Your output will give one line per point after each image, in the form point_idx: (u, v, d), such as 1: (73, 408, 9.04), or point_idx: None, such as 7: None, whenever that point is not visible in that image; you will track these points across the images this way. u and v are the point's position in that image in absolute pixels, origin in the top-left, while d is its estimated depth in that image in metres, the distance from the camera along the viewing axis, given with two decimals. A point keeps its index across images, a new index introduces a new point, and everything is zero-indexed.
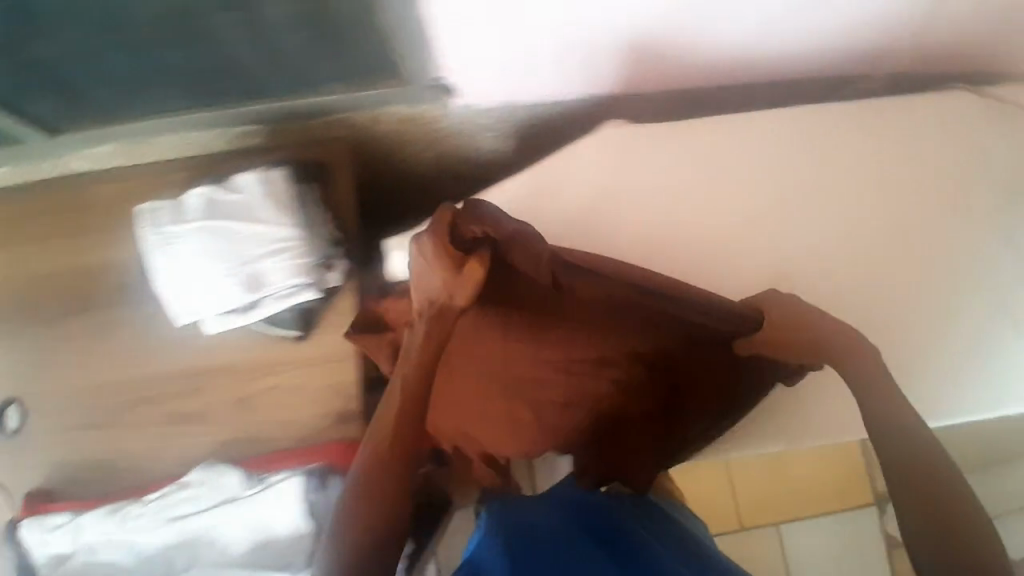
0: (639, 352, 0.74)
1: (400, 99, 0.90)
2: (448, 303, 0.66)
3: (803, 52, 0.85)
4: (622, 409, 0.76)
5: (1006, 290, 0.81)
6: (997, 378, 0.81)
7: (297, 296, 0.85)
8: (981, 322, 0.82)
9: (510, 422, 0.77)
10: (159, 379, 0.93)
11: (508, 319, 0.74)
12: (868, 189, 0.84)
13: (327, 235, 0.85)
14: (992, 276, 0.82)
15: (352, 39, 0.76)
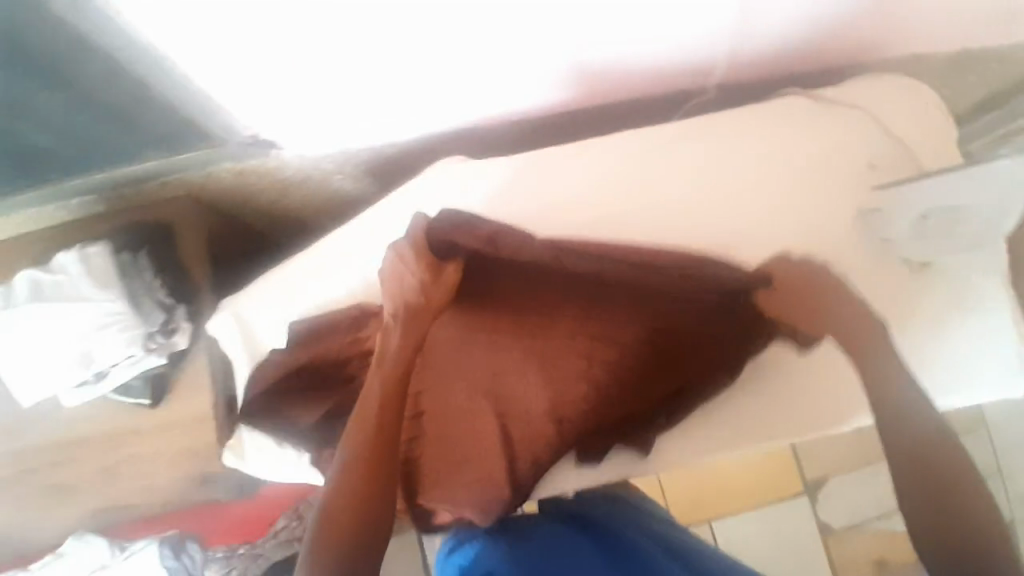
0: (630, 319, 0.79)
1: (221, 162, 0.86)
2: (424, 304, 0.73)
3: (677, 68, 0.86)
4: (604, 385, 0.82)
5: (992, 289, 0.81)
6: (998, 358, 0.82)
7: (141, 362, 0.87)
8: (954, 310, 0.81)
9: (509, 401, 0.82)
10: (39, 453, 0.92)
11: (489, 313, 0.79)
12: (786, 188, 0.80)
13: (155, 302, 0.89)
14: (982, 274, 0.80)
15: (163, 106, 0.74)
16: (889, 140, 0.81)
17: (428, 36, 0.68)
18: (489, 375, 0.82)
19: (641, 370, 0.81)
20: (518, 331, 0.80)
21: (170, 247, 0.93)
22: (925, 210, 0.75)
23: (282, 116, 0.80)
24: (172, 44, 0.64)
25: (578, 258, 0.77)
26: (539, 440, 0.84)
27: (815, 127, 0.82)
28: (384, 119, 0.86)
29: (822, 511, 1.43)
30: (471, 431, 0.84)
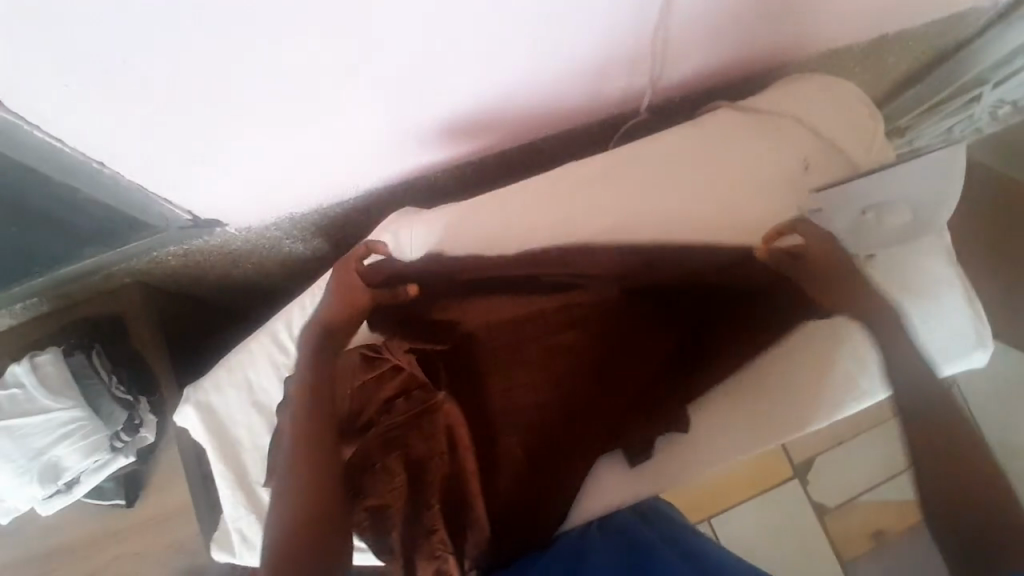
0: (640, 308, 0.80)
1: (167, 247, 0.84)
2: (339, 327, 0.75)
3: (614, 93, 0.88)
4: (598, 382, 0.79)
5: (932, 267, 0.85)
6: (958, 327, 0.85)
7: (111, 463, 0.84)
8: (907, 291, 0.84)
9: (510, 414, 0.78)
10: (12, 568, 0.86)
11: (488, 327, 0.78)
12: (730, 197, 0.84)
13: (115, 400, 0.84)
14: (919, 254, 0.85)
15: (120, 204, 0.73)
16: (817, 142, 0.85)
17: (364, 100, 0.70)
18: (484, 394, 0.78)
19: (640, 350, 0.80)
20: (503, 324, 0.79)
21: (123, 339, 0.89)
22: (864, 206, 0.79)
23: (225, 199, 0.79)
24: (103, 146, 0.63)
25: (553, 256, 0.80)
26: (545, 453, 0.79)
27: (747, 138, 0.85)
28: (331, 185, 0.86)
29: (815, 491, 1.45)
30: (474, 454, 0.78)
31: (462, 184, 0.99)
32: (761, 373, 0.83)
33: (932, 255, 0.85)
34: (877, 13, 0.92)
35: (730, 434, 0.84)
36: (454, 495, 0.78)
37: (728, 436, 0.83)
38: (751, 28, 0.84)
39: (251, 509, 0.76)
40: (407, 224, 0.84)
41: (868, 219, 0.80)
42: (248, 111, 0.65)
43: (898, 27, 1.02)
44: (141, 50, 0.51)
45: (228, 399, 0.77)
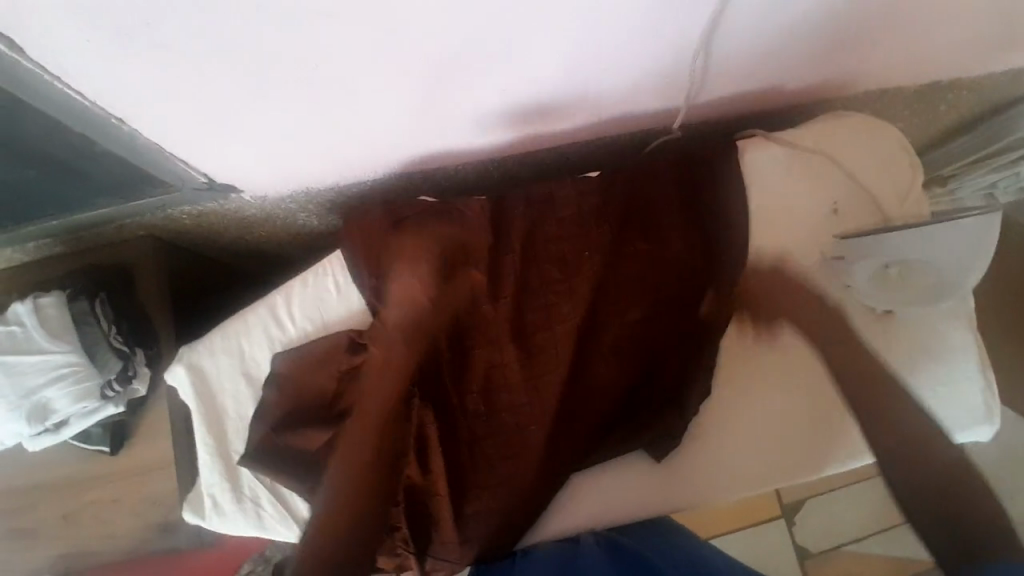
0: (642, 304, 0.81)
1: (180, 206, 0.84)
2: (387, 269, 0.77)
3: (648, 109, 0.86)
4: (603, 372, 0.80)
5: (942, 336, 0.83)
6: (957, 400, 0.83)
7: (99, 411, 0.84)
8: (904, 355, 0.82)
9: (522, 392, 0.79)
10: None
11: (509, 302, 0.79)
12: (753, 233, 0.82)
13: (111, 349, 0.85)
14: (930, 321, 0.83)
15: (137, 160, 0.73)
16: (849, 185, 0.82)
17: (395, 85, 0.69)
18: (493, 370, 0.79)
19: (653, 345, 0.81)
20: (508, 311, 0.79)
21: (131, 291, 0.90)
22: (887, 261, 0.76)
23: (243, 167, 0.79)
24: (123, 102, 0.62)
25: (555, 251, 0.81)
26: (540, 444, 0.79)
27: (777, 173, 0.82)
28: (353, 165, 0.85)
29: (799, 534, 1.42)
30: (481, 431, 0.79)
31: (486, 182, 0.98)
32: (741, 381, 0.85)
33: (939, 321, 0.83)
34: (933, 56, 0.88)
35: (693, 474, 0.84)
36: (457, 484, 0.78)
37: (684, 473, 0.84)
38: (798, 58, 0.81)
39: (228, 481, 0.76)
40: (453, 200, 0.81)
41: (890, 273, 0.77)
42: (275, 81, 0.64)
43: (955, 74, 0.98)
44: (172, 16, 0.50)
45: (220, 366, 0.77)
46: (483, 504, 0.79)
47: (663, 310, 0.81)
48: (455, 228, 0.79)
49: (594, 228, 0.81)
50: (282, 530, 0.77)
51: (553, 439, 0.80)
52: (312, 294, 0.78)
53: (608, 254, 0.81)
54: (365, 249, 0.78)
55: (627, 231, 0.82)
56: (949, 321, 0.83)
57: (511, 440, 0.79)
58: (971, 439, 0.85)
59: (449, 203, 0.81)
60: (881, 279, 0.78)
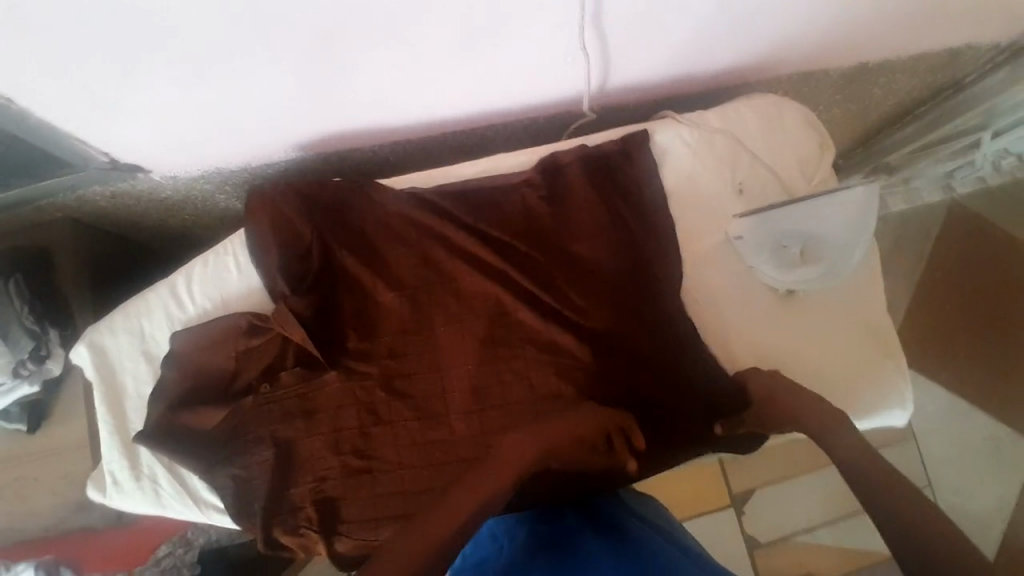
0: (547, 288, 0.82)
1: (92, 185, 0.85)
2: (295, 246, 0.79)
3: (561, 91, 0.86)
4: (511, 354, 0.82)
5: (853, 321, 0.83)
6: (869, 387, 0.83)
7: (15, 389, 0.85)
8: (812, 339, 0.82)
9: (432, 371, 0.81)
10: None
11: (419, 282, 0.82)
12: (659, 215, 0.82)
13: (24, 330, 0.86)
14: (840, 306, 0.83)
15: (33, 139, 0.73)
16: (755, 165, 0.82)
17: (289, 65, 0.69)
18: (402, 348, 0.81)
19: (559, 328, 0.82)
20: (414, 293, 0.82)
21: (48, 272, 0.90)
22: (784, 240, 0.77)
23: (144, 146, 0.79)
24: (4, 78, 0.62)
25: (460, 233, 0.82)
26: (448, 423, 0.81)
27: (682, 152, 0.82)
28: (265, 146, 0.86)
29: (749, 523, 1.41)
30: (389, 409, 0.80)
31: (407, 164, 0.98)
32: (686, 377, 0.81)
33: (851, 308, 0.83)
34: (849, 36, 0.87)
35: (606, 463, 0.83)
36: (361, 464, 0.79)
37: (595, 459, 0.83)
38: (703, 39, 0.81)
39: (127, 458, 0.77)
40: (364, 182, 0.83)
41: (794, 255, 0.78)
42: (162, 59, 0.64)
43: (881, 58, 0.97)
44: None
45: (120, 344, 0.77)
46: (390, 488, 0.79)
47: (565, 289, 0.82)
48: (368, 209, 0.81)
49: (500, 212, 0.83)
50: (181, 509, 0.77)
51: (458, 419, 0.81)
52: (215, 273, 0.79)
53: (515, 236, 0.83)
54: (272, 226, 0.79)
55: (531, 210, 0.83)
56: (860, 306, 0.83)
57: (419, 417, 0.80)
58: (887, 423, 0.84)
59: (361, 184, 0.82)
60: (785, 261, 0.78)
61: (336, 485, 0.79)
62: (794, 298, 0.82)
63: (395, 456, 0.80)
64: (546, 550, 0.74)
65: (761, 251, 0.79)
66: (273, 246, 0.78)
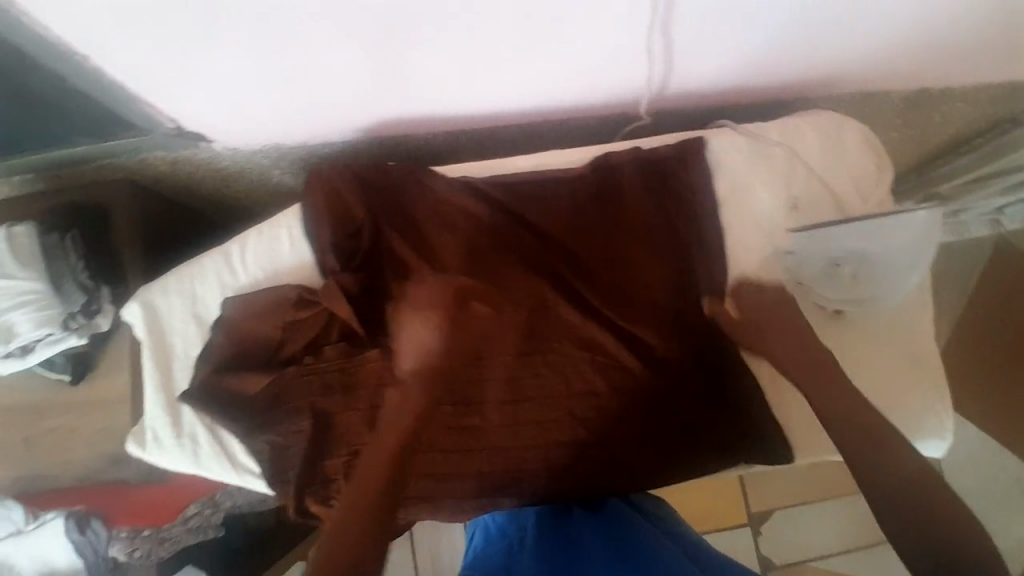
0: (592, 287, 0.83)
1: (155, 149, 0.87)
2: (348, 221, 0.81)
3: (620, 92, 0.86)
4: (548, 347, 0.83)
5: (897, 344, 0.82)
6: (909, 412, 0.81)
7: (62, 340, 0.87)
8: (854, 360, 0.81)
9: (470, 356, 0.83)
10: None
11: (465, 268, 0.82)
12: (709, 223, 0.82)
13: (76, 284, 0.88)
14: (885, 329, 0.82)
15: (107, 102, 0.75)
16: (812, 180, 0.81)
17: (359, 46, 0.70)
18: None
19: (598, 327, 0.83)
20: (456, 280, 0.81)
21: (104, 229, 0.92)
22: (836, 258, 0.77)
23: (209, 116, 0.81)
24: (88, 38, 0.64)
25: (509, 227, 0.83)
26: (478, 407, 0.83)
27: (740, 161, 0.82)
28: (324, 125, 0.87)
29: (764, 545, 1.40)
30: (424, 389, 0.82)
31: (458, 152, 0.99)
32: (721, 389, 0.81)
33: (896, 330, 0.82)
34: (917, 58, 0.86)
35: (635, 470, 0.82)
36: None
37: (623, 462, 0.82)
38: (769, 50, 0.80)
39: (170, 415, 0.79)
40: (419, 168, 0.83)
41: (845, 273, 0.77)
42: (238, 30, 0.65)
43: (951, 83, 0.96)
44: None
45: (172, 305, 0.79)
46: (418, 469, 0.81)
47: (608, 289, 0.83)
48: (421, 193, 0.82)
49: (552, 207, 0.83)
50: (219, 472, 0.79)
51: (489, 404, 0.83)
52: (268, 245, 0.81)
53: (563, 234, 0.83)
54: (328, 202, 0.80)
55: (583, 209, 0.83)
56: (906, 329, 0.82)
57: (453, 399, 0.83)
58: (925, 453, 0.82)
59: (415, 170, 0.83)
60: (834, 279, 0.78)
61: (368, 461, 0.81)
62: (840, 317, 0.82)
63: (428, 439, 0.82)
64: (553, 539, 0.76)
65: (811, 268, 0.79)
66: (328, 220, 0.80)
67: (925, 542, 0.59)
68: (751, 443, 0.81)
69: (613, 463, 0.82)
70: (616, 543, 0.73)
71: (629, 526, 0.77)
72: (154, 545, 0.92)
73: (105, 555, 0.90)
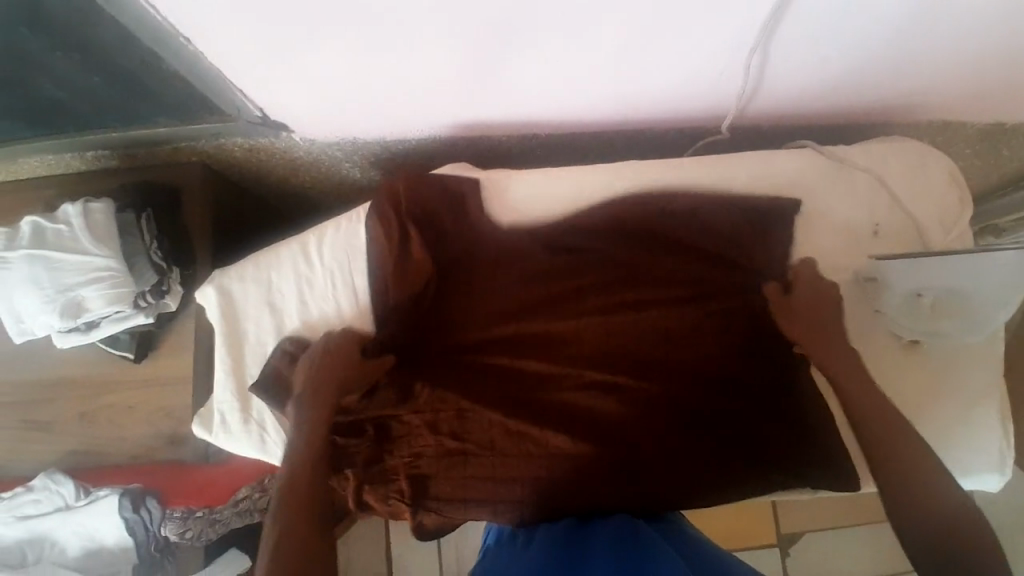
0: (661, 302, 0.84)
1: (234, 135, 0.88)
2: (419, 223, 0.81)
3: (701, 108, 0.86)
4: (614, 357, 0.84)
5: (966, 379, 0.81)
6: (971, 447, 0.81)
7: (131, 318, 0.88)
8: (920, 391, 0.81)
9: (534, 360, 0.85)
10: (32, 386, 0.95)
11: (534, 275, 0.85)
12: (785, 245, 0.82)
13: (150, 263, 0.88)
14: (956, 362, 0.81)
15: (197, 88, 0.76)
16: (893, 207, 0.81)
17: (453, 51, 0.70)
18: (506, 332, 0.85)
19: (664, 341, 0.84)
20: (517, 289, 0.84)
21: (177, 210, 0.94)
22: (920, 288, 0.76)
23: (291, 106, 0.81)
24: (193, 28, 0.65)
25: (566, 241, 0.83)
26: (538, 411, 0.84)
27: (821, 183, 0.82)
28: (401, 123, 0.87)
29: (792, 567, 1.39)
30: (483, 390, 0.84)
31: (527, 156, 0.99)
32: (783, 416, 0.81)
33: (968, 365, 0.81)
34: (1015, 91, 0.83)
35: (691, 491, 0.82)
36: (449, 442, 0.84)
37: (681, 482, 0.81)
38: (857, 78, 0.80)
39: (239, 402, 0.81)
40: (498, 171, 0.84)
41: (926, 304, 0.77)
42: (338, 30, 0.65)
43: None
44: None
45: (247, 292, 0.82)
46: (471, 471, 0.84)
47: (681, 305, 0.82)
48: (500, 196, 0.82)
49: (629, 217, 0.82)
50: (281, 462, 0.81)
51: (550, 408, 0.84)
52: (344, 240, 0.82)
53: (638, 247, 0.83)
54: (403, 202, 0.81)
55: (661, 223, 0.82)
56: (978, 364, 0.80)
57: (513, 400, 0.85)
58: (981, 486, 0.82)
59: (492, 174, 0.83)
60: (913, 309, 0.78)
61: (431, 463, 0.84)
62: (911, 347, 0.81)
63: (485, 443, 0.84)
64: (568, 538, 0.76)
65: (891, 296, 0.78)
66: (402, 221, 0.81)
67: (936, 538, 0.59)
68: (826, 472, 0.80)
69: (670, 483, 0.81)
70: (623, 545, 0.70)
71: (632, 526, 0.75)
72: (205, 526, 0.91)
73: (156, 534, 0.90)
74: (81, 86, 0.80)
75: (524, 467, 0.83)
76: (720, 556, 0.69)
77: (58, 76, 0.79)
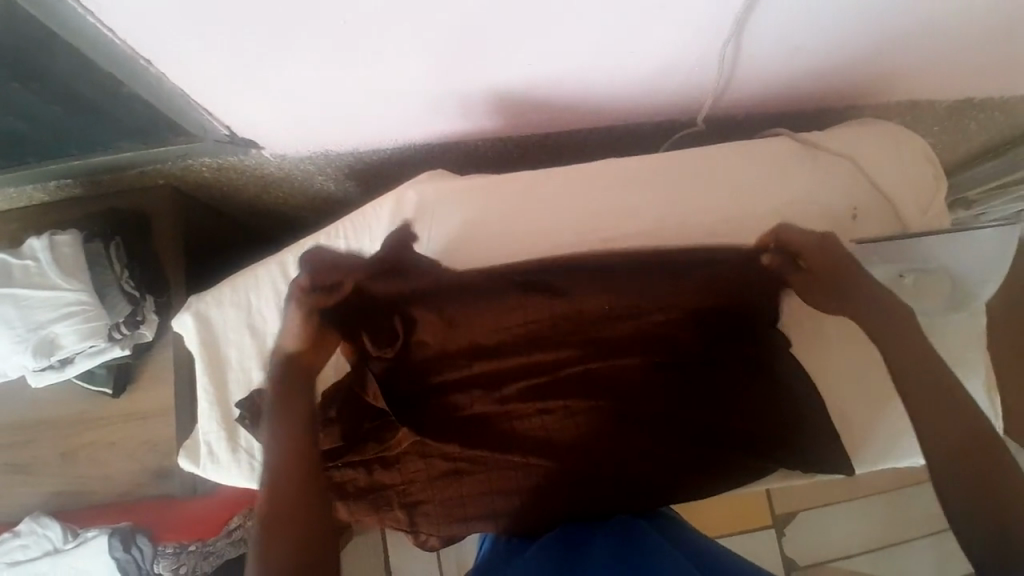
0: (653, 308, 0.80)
1: (200, 156, 0.85)
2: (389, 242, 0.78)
3: (677, 99, 0.85)
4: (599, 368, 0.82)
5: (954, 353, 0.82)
6: None
7: (105, 352, 0.85)
8: None
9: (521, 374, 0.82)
10: (6, 427, 0.92)
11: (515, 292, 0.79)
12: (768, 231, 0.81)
13: (122, 293, 0.86)
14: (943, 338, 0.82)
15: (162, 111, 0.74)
16: (871, 190, 0.82)
17: (424, 55, 0.68)
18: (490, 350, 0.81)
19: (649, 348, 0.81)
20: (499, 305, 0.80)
21: (147, 238, 0.91)
22: (903, 269, 0.77)
23: (260, 121, 0.78)
24: (151, 47, 0.62)
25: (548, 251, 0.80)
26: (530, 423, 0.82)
27: (802, 172, 0.82)
28: (372, 132, 0.85)
29: (790, 548, 1.40)
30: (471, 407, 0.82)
31: (503, 158, 0.97)
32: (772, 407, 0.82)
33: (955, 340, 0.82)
34: (984, 66, 0.83)
35: (684, 487, 0.82)
36: (442, 462, 0.83)
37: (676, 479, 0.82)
38: (830, 63, 0.80)
39: (225, 432, 0.80)
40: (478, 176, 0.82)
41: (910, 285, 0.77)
42: (303, 41, 0.63)
43: (1017, 91, 0.92)
44: None
45: (227, 316, 0.80)
46: (466, 490, 0.83)
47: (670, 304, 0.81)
48: (481, 201, 0.81)
49: (611, 216, 0.81)
50: None
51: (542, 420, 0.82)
52: None
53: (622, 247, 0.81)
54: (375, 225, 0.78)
55: (645, 220, 0.81)
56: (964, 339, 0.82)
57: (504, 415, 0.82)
58: None
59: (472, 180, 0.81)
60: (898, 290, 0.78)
61: (425, 487, 0.84)
62: None
63: (477, 458, 0.83)
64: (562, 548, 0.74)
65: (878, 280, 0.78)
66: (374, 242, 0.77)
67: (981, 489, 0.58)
68: (816, 461, 0.82)
69: (665, 483, 0.82)
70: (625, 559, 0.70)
71: (635, 540, 0.75)
72: (199, 559, 0.91)
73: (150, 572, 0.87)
74: (38, 116, 0.77)
75: (521, 480, 0.82)
76: (726, 563, 0.70)
77: (12, 107, 0.75)
